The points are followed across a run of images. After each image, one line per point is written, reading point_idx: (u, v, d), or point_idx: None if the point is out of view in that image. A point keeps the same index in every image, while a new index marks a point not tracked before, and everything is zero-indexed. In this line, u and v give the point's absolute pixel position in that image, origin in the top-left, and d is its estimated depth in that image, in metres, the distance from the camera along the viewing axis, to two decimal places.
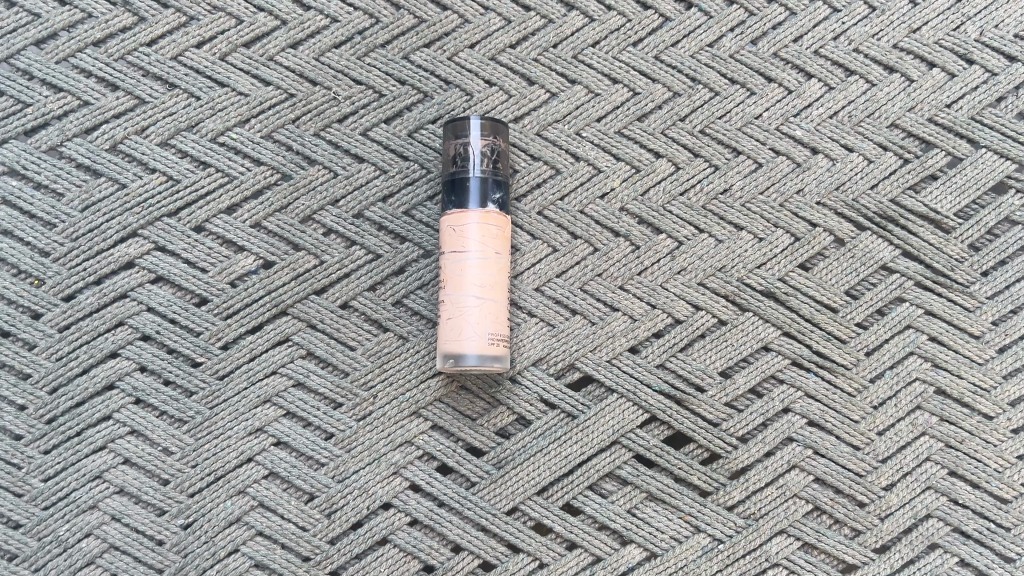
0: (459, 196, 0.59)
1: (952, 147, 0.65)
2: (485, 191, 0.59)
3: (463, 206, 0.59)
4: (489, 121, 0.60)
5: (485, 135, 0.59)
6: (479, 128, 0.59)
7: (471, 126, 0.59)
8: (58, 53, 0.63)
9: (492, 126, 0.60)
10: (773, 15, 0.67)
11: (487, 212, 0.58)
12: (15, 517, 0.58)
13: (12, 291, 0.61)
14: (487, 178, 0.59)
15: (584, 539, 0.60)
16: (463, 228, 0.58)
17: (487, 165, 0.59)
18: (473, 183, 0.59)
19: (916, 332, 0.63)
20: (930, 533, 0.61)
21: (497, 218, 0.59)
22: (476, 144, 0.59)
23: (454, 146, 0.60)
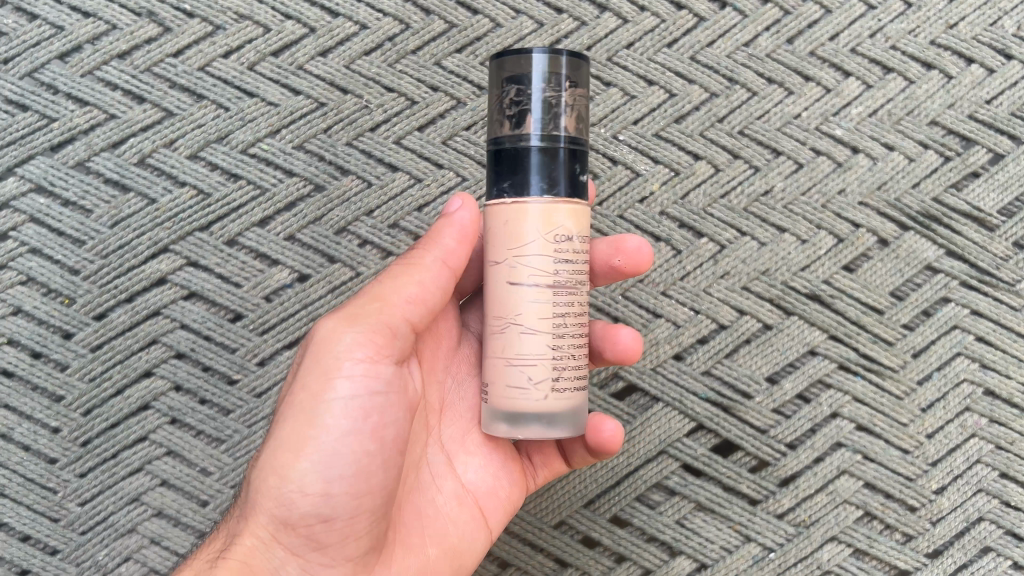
0: (519, 172, 0.42)
1: (993, 144, 0.64)
2: (549, 160, 0.42)
3: (520, 185, 0.42)
4: (557, 55, 0.44)
5: (549, 78, 0.43)
6: (543, 65, 0.43)
7: (536, 77, 0.43)
8: (82, 66, 0.61)
9: (562, 64, 0.44)
10: (808, 13, 0.66)
11: (552, 194, 0.42)
12: (52, 543, 0.57)
13: (42, 311, 0.59)
14: (549, 139, 0.42)
15: (634, 552, 0.60)
16: (521, 222, 0.42)
17: (548, 121, 0.43)
18: (531, 148, 0.42)
19: (963, 332, 0.62)
20: (982, 537, 0.61)
21: (569, 201, 0.43)
22: (537, 91, 0.43)
23: (503, 95, 0.44)
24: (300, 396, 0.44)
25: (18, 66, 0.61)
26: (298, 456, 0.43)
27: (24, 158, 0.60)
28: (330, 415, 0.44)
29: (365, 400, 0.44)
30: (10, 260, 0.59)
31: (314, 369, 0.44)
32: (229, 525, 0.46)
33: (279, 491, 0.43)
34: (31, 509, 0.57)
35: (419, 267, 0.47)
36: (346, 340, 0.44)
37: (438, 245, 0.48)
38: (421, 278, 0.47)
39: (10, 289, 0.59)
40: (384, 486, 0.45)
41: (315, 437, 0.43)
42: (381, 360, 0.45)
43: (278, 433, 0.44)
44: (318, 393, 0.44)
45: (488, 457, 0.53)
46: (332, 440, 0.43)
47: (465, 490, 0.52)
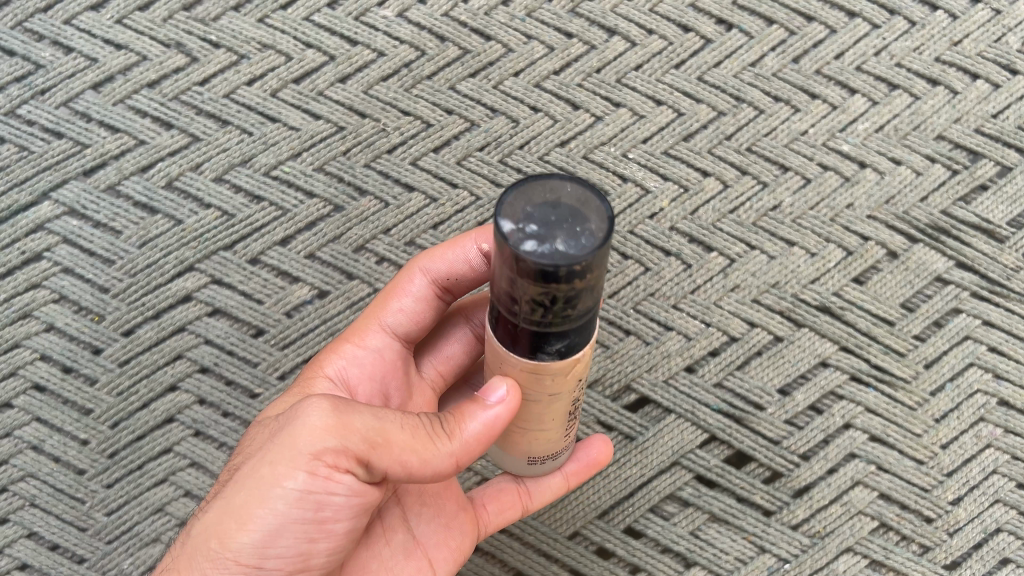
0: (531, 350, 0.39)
1: (999, 157, 0.65)
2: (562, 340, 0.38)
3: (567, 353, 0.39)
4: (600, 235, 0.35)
5: (571, 262, 0.34)
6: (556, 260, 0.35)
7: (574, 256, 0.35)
8: (115, 95, 0.65)
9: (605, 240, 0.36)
10: (813, 33, 0.67)
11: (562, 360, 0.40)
12: (79, 552, 0.58)
13: (74, 327, 0.61)
14: (571, 323, 0.37)
15: (648, 563, 0.60)
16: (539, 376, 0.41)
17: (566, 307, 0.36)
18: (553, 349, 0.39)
19: (975, 342, 0.63)
20: (1001, 548, 0.60)
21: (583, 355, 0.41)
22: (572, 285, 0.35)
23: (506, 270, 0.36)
24: (262, 468, 0.42)
25: (54, 96, 0.64)
26: (241, 528, 0.42)
27: (59, 183, 0.63)
28: (282, 501, 0.41)
29: (316, 503, 0.42)
30: (44, 279, 0.62)
31: (285, 449, 0.42)
32: (172, 554, 0.45)
33: (215, 557, 0.42)
34: (60, 518, 0.59)
35: (437, 445, 0.42)
36: (325, 443, 0.41)
37: (462, 437, 0.43)
38: (425, 456, 0.42)
39: (43, 306, 0.62)
40: (321, 566, 0.44)
41: (260, 517, 0.42)
42: (351, 470, 0.42)
43: (233, 493, 0.43)
44: (277, 475, 0.42)
45: (438, 507, 0.52)
46: (275, 524, 0.42)
47: (415, 542, 0.51)
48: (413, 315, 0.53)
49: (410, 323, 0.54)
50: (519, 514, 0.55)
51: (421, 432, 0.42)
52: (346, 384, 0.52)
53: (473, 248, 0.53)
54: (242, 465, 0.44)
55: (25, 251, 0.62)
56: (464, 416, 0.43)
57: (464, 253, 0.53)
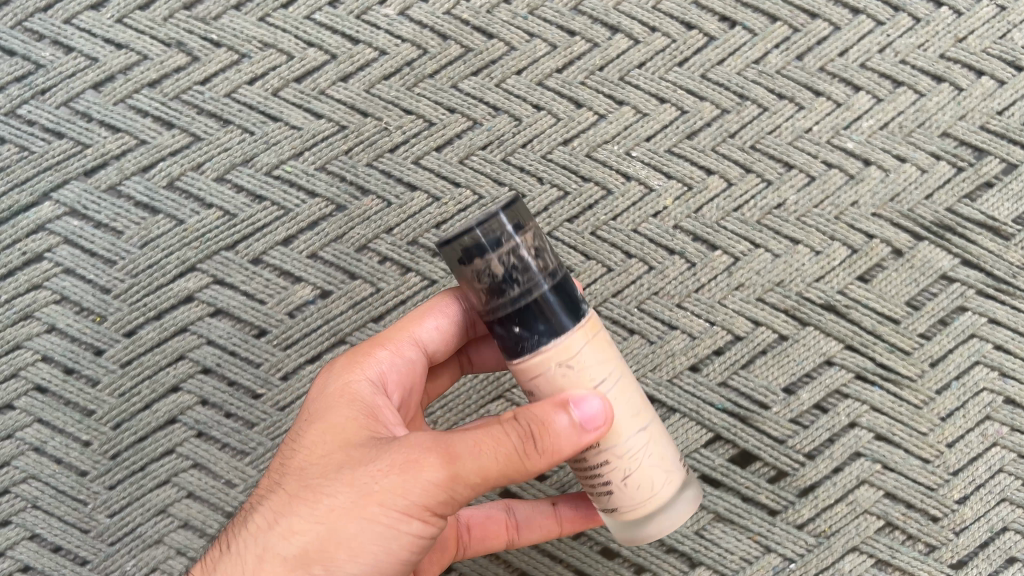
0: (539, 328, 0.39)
1: (1005, 154, 0.65)
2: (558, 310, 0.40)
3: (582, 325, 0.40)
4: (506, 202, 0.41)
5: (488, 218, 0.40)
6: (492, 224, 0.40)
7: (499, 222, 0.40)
8: (115, 94, 0.64)
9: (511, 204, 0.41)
10: (817, 30, 0.67)
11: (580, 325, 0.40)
12: (82, 553, 0.58)
13: (75, 328, 0.61)
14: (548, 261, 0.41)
15: (653, 563, 0.60)
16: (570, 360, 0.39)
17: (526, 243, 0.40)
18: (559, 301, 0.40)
19: (981, 340, 0.62)
20: (1007, 546, 0.60)
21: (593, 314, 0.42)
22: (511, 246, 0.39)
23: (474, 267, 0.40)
24: (370, 511, 0.40)
25: (54, 96, 0.64)
26: (347, 563, 0.40)
27: (59, 183, 0.63)
28: (391, 541, 0.40)
29: (412, 542, 0.41)
30: (45, 280, 0.62)
31: (394, 493, 0.39)
32: (238, 573, 0.41)
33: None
34: (63, 520, 0.59)
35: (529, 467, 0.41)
36: (443, 491, 0.40)
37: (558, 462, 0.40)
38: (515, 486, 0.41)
39: (44, 307, 0.62)
40: None
41: (367, 556, 0.40)
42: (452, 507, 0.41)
43: (332, 531, 0.40)
44: (393, 521, 0.40)
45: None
46: (382, 561, 0.41)
47: None
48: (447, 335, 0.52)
49: (440, 343, 0.52)
50: (501, 544, 0.57)
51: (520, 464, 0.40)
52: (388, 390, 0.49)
53: None
54: (325, 495, 0.41)
55: (26, 252, 0.62)
56: (546, 423, 0.39)
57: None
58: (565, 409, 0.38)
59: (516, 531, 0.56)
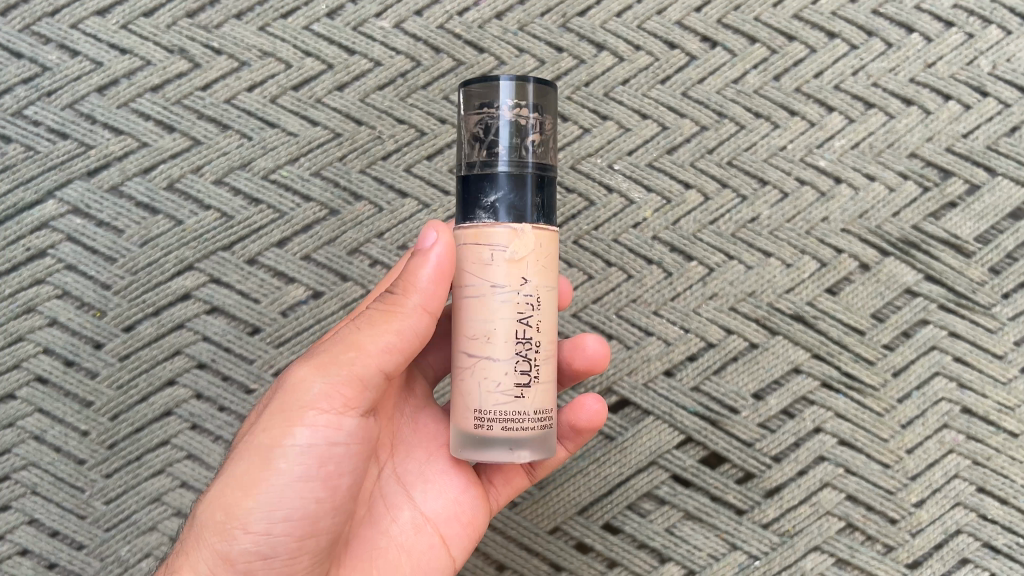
0: (483, 196, 0.45)
1: (968, 175, 0.68)
2: (517, 186, 0.44)
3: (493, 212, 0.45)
4: (525, 82, 0.46)
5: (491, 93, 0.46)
6: (511, 91, 0.46)
7: (502, 92, 0.46)
8: (119, 98, 0.67)
9: (528, 91, 0.47)
10: (794, 52, 0.70)
11: (518, 222, 0.44)
12: (78, 538, 0.61)
13: (76, 322, 0.64)
14: (540, 162, 0.46)
15: (625, 557, 0.63)
16: (487, 246, 0.45)
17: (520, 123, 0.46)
18: (501, 172, 0.44)
19: (941, 352, 0.66)
20: (961, 548, 0.63)
21: (534, 230, 0.45)
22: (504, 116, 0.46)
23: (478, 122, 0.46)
24: (260, 437, 0.46)
25: (60, 98, 0.67)
26: (248, 495, 0.45)
27: (63, 183, 0.66)
28: (284, 460, 0.45)
29: (315, 454, 0.45)
30: (48, 276, 0.64)
31: (280, 414, 0.46)
32: (179, 549, 0.47)
33: (225, 528, 0.45)
34: (60, 506, 0.62)
35: (398, 309, 0.47)
36: (316, 390, 0.45)
37: (425, 296, 0.47)
38: (399, 329, 0.46)
39: (47, 302, 0.64)
40: (330, 528, 0.47)
41: (268, 480, 0.45)
42: (344, 413, 0.46)
43: (234, 469, 0.46)
44: (277, 436, 0.45)
45: (444, 485, 0.54)
46: (281, 484, 0.45)
47: (424, 518, 0.53)
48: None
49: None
50: (526, 482, 0.59)
51: (381, 318, 0.47)
52: None
53: None
54: (239, 446, 0.48)
55: (30, 248, 0.65)
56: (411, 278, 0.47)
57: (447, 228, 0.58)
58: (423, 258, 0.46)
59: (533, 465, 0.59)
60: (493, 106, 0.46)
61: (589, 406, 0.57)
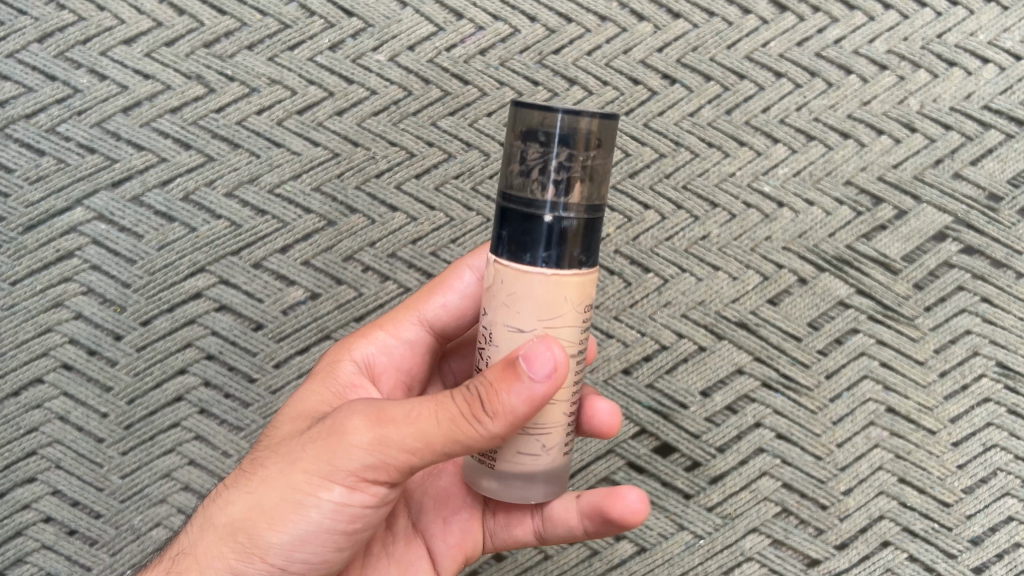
0: (524, 239, 0.44)
1: (897, 202, 0.76)
2: (559, 232, 0.44)
3: (527, 257, 0.44)
4: (579, 115, 0.45)
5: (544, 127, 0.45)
6: (563, 123, 0.45)
7: (552, 123, 0.45)
8: (142, 118, 0.75)
9: (583, 124, 0.45)
10: (744, 90, 0.77)
11: (555, 270, 0.44)
12: (96, 508, 0.70)
13: (98, 316, 0.72)
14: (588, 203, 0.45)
15: (584, 534, 0.71)
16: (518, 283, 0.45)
17: (571, 156, 0.45)
18: (543, 215, 0.44)
19: (869, 358, 0.74)
20: (882, 532, 0.72)
21: (568, 276, 0.44)
22: (553, 152, 0.45)
23: (526, 149, 0.45)
24: (297, 475, 0.47)
25: (89, 117, 0.74)
26: (271, 531, 0.47)
27: (90, 193, 0.74)
28: (314, 512, 0.47)
29: (342, 512, 0.47)
30: (75, 274, 0.72)
31: (324, 464, 0.46)
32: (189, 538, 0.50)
33: (242, 550, 0.48)
34: (81, 479, 0.70)
35: (478, 427, 0.42)
36: (364, 461, 0.45)
37: (505, 416, 0.42)
38: (467, 442, 0.43)
39: (73, 297, 0.72)
40: (336, 563, 0.51)
41: (293, 520, 0.47)
42: (382, 484, 0.47)
43: (261, 496, 0.48)
44: (314, 485, 0.47)
45: (440, 503, 0.61)
46: (305, 532, 0.48)
47: (415, 530, 0.60)
48: (454, 311, 0.62)
49: (445, 319, 0.62)
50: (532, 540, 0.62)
51: (459, 426, 0.43)
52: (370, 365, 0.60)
53: None
54: (269, 466, 0.49)
55: (60, 250, 0.73)
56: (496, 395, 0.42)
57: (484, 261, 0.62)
58: (518, 374, 0.41)
59: (544, 523, 0.60)
60: (545, 138, 0.45)
61: (630, 498, 0.56)
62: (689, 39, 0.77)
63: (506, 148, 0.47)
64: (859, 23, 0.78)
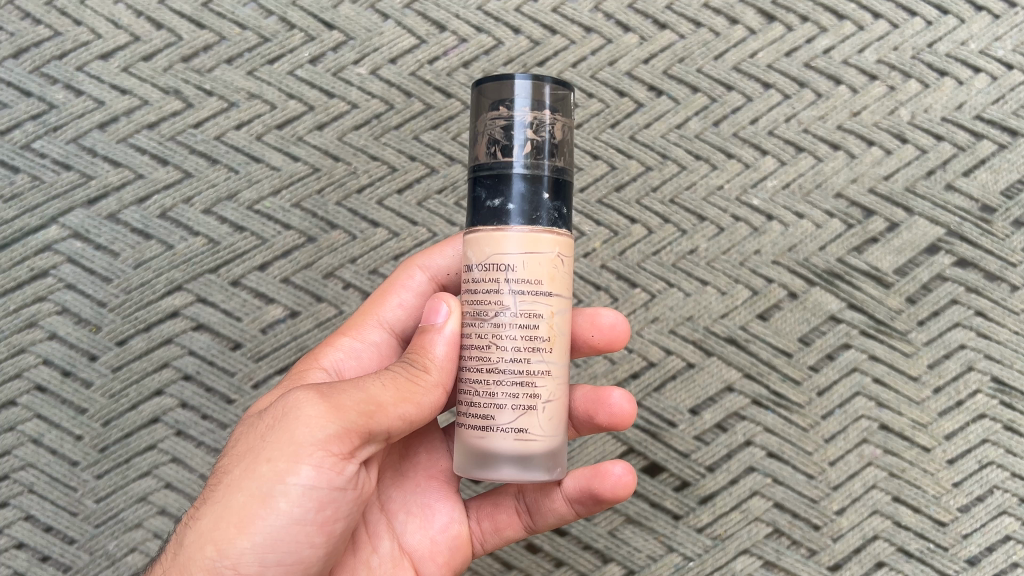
0: (497, 199, 0.45)
1: (888, 215, 0.74)
2: (532, 189, 0.45)
3: (501, 217, 0.45)
4: (541, 82, 0.47)
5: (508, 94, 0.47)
6: (527, 90, 0.47)
7: (516, 89, 0.47)
8: (118, 134, 0.73)
9: (545, 90, 0.47)
10: (732, 101, 0.75)
11: (530, 227, 0.45)
12: (70, 534, 0.68)
13: (73, 336, 0.71)
14: (558, 166, 0.47)
15: (570, 557, 0.70)
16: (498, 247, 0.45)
17: (535, 119, 0.47)
18: (516, 174, 0.45)
19: (861, 374, 0.72)
20: (877, 552, 0.70)
21: (547, 235, 0.45)
22: (519, 115, 0.46)
23: (494, 116, 0.47)
24: (258, 466, 0.45)
25: (65, 133, 0.73)
26: (240, 534, 0.44)
27: (65, 210, 0.72)
28: (283, 501, 0.45)
29: (313, 497, 0.45)
30: (49, 293, 0.71)
31: (285, 445, 0.45)
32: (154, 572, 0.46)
33: (212, 563, 0.44)
34: (54, 503, 0.68)
35: (422, 380, 0.49)
36: (326, 430, 0.45)
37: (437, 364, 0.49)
38: (418, 400, 0.48)
39: (47, 317, 0.71)
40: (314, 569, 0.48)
41: (263, 516, 0.45)
42: (348, 458, 0.46)
43: (225, 501, 0.45)
44: (279, 472, 0.45)
45: (426, 519, 0.59)
46: (279, 525, 0.45)
47: (401, 552, 0.57)
48: (411, 309, 0.62)
49: (405, 318, 0.62)
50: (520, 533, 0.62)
51: (403, 382, 0.49)
52: (340, 372, 0.59)
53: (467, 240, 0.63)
54: (227, 472, 0.47)
55: (34, 269, 0.71)
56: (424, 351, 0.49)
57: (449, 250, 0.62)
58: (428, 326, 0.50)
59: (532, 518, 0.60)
60: (510, 103, 0.47)
61: (614, 473, 0.58)
62: (675, 50, 0.76)
63: (472, 122, 0.49)
64: (849, 33, 0.77)
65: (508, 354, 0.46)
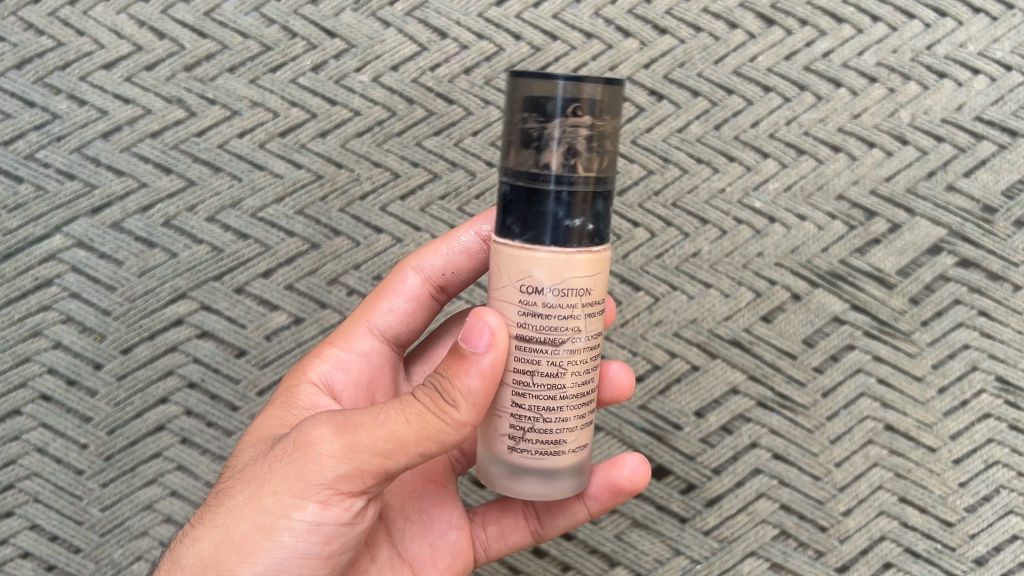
0: (530, 217, 0.43)
1: (890, 216, 0.74)
2: (567, 208, 0.43)
3: (534, 237, 0.43)
4: (584, 83, 0.43)
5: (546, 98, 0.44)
6: (568, 92, 0.43)
7: (556, 90, 0.43)
8: (122, 143, 0.73)
9: (589, 92, 0.44)
10: (733, 105, 0.76)
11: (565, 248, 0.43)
12: (77, 542, 0.68)
13: (78, 345, 0.71)
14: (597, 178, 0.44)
15: (577, 561, 0.70)
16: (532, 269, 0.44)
17: (575, 126, 0.43)
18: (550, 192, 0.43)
19: (866, 375, 0.72)
20: (884, 553, 0.70)
21: (582, 257, 0.44)
22: (557, 124, 0.43)
23: (529, 121, 0.44)
24: (265, 498, 0.45)
25: (69, 142, 0.73)
26: (244, 564, 0.45)
27: (69, 220, 0.72)
28: (288, 534, 0.45)
29: (317, 530, 0.45)
30: (53, 303, 0.71)
31: (291, 480, 0.45)
32: None
33: None
34: (60, 512, 0.69)
35: (450, 419, 0.43)
36: (337, 470, 0.44)
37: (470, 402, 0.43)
38: (442, 440, 0.44)
39: (52, 326, 0.71)
40: None
41: (266, 548, 0.45)
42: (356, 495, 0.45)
43: (230, 528, 0.45)
44: (286, 506, 0.45)
45: (426, 526, 0.58)
46: (281, 557, 0.45)
47: (402, 559, 0.57)
48: (402, 315, 0.61)
49: (397, 325, 0.62)
50: (527, 539, 0.62)
51: (431, 422, 0.43)
52: (329, 384, 0.59)
53: (460, 241, 0.61)
54: (234, 495, 0.47)
55: (38, 278, 0.71)
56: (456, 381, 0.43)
57: (443, 250, 0.61)
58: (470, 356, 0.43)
59: (541, 522, 0.60)
60: (549, 107, 0.44)
61: (629, 465, 0.57)
62: (675, 54, 0.76)
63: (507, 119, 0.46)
64: (848, 36, 0.77)
65: (563, 378, 0.45)
